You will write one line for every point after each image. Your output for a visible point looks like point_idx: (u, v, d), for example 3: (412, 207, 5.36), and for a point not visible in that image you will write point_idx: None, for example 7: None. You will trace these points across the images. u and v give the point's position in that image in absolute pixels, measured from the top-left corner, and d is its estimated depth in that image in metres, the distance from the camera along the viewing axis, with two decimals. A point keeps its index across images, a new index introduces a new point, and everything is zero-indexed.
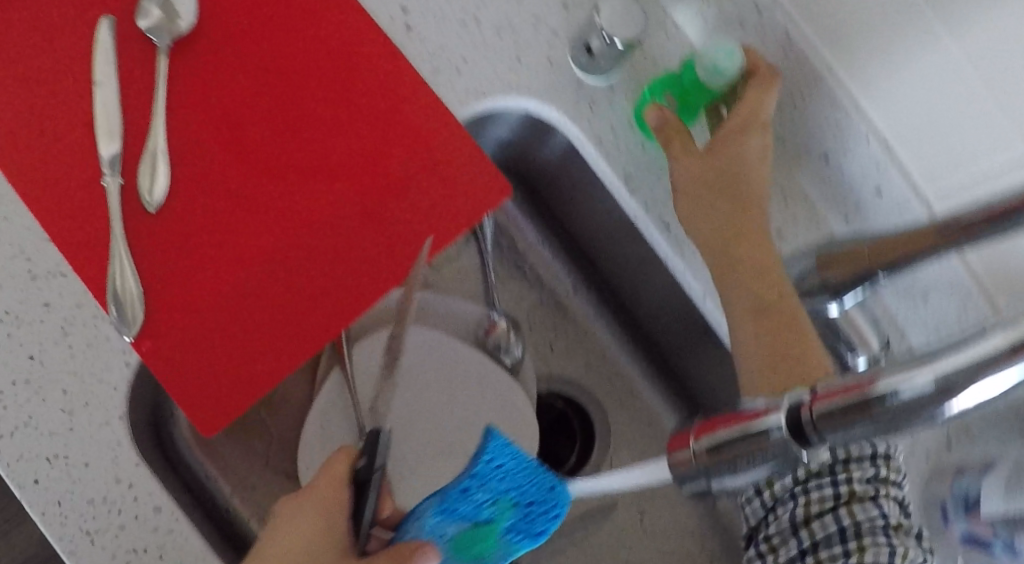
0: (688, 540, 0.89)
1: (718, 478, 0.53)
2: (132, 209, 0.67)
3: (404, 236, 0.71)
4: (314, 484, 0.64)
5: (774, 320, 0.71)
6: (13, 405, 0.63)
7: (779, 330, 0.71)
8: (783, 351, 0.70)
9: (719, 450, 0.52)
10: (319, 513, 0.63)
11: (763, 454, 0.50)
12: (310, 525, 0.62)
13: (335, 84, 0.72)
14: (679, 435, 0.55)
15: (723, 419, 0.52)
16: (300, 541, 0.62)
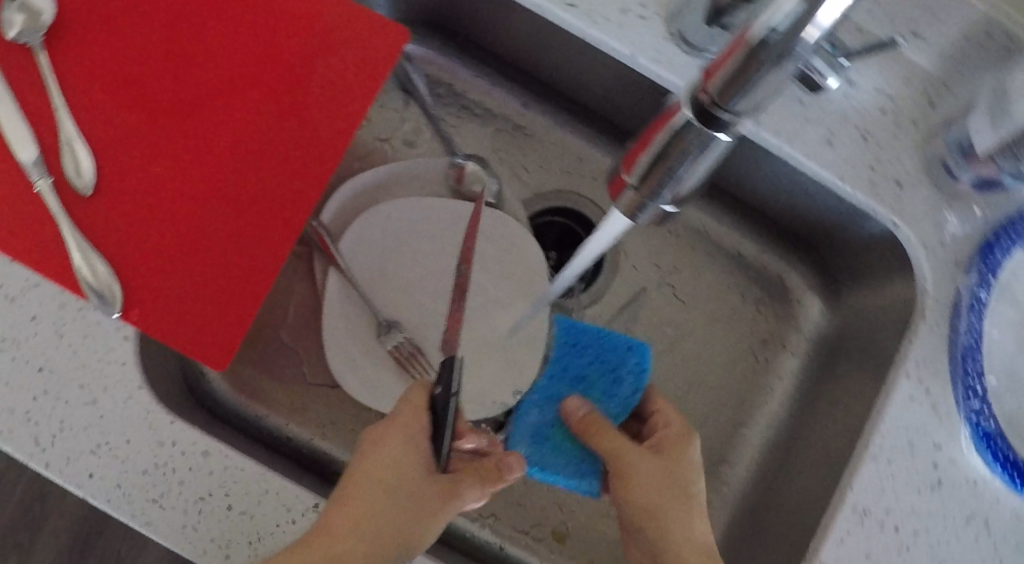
0: (727, 294, 0.93)
1: (664, 196, 0.56)
2: (71, 202, 0.68)
3: (328, 117, 0.74)
4: (399, 412, 0.69)
5: (656, 490, 0.76)
6: (41, 418, 0.65)
7: (642, 482, 0.77)
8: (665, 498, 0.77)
9: (650, 172, 0.55)
10: (404, 440, 0.67)
11: (686, 154, 0.53)
12: (393, 458, 0.66)
13: (205, 9, 0.73)
14: (617, 175, 0.57)
15: (642, 143, 0.55)
16: (393, 466, 0.66)
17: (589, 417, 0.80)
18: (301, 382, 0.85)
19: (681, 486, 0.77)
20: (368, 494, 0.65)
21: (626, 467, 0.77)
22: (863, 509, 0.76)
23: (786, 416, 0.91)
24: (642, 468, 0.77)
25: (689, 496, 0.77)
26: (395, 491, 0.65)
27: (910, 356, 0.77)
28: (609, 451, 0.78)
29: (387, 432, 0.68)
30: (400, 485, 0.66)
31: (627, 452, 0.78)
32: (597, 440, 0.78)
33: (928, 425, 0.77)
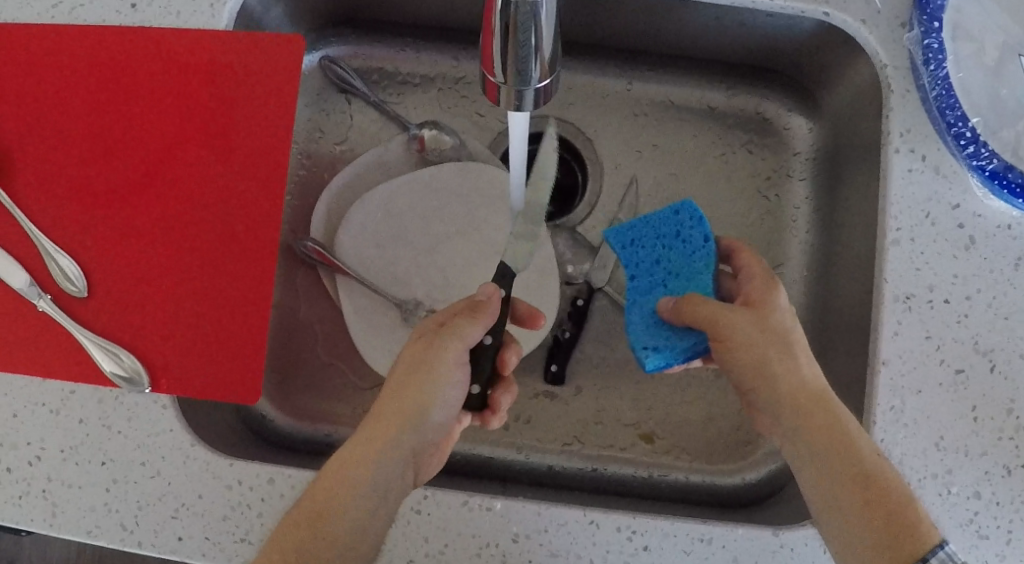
0: (711, 149, 0.92)
1: (532, 77, 0.58)
2: (75, 309, 0.73)
3: (264, 141, 0.76)
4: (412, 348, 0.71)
5: (759, 347, 0.69)
6: (121, 504, 0.70)
7: (753, 343, 0.69)
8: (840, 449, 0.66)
9: (506, 62, 0.57)
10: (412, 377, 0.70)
11: (522, 29, 0.55)
12: (410, 379, 0.70)
13: (120, 89, 0.76)
14: (486, 81, 0.60)
15: (486, 40, 0.57)
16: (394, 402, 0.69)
17: (690, 303, 0.71)
18: (351, 390, 0.87)
19: (779, 336, 0.70)
20: (388, 422, 0.69)
21: (737, 335, 0.70)
22: (905, 296, 0.75)
23: (815, 241, 0.89)
24: (750, 332, 0.70)
25: (788, 341, 0.70)
26: (410, 409, 0.69)
27: (892, 131, 0.77)
28: (714, 322, 0.70)
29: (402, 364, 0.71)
30: (416, 403, 0.69)
31: (735, 318, 0.70)
32: (699, 313, 0.70)
33: (939, 190, 0.76)
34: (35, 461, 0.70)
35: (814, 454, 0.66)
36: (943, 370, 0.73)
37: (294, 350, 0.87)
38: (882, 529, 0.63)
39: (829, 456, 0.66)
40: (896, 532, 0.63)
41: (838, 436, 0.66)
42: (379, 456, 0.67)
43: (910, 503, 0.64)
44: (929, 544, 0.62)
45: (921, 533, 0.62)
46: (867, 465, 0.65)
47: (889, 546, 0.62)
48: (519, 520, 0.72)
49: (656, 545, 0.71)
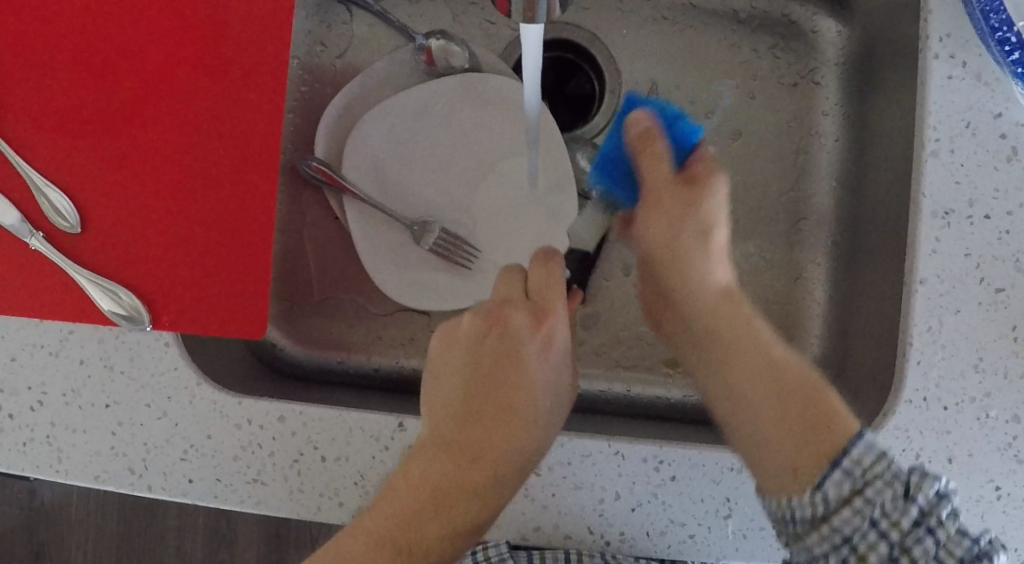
0: (738, 55, 0.86)
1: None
2: (68, 245, 0.69)
3: (259, 58, 0.71)
4: (483, 343, 0.71)
5: (678, 231, 0.72)
6: (128, 447, 0.68)
7: (676, 229, 0.72)
8: (729, 348, 0.70)
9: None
10: (483, 373, 0.70)
11: None
12: (550, 368, 0.71)
13: (104, 7, 0.70)
14: None
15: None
16: (464, 395, 0.70)
17: (649, 148, 0.71)
18: (365, 317, 0.83)
19: (700, 232, 0.72)
20: (470, 432, 0.68)
21: (670, 201, 0.72)
22: (944, 211, 0.71)
23: (844, 150, 0.84)
24: (681, 217, 0.72)
25: (707, 234, 0.72)
26: (553, 397, 0.70)
27: (931, 35, 0.72)
28: (658, 188, 0.72)
29: (544, 332, 0.71)
30: (561, 397, 0.71)
31: (683, 195, 0.71)
32: (647, 162, 0.71)
33: (980, 97, 0.71)
34: (38, 406, 0.68)
35: (730, 359, 0.70)
36: (982, 289, 0.70)
37: (301, 275, 0.83)
38: (800, 426, 0.65)
39: (743, 364, 0.69)
40: (817, 428, 0.64)
41: (751, 345, 0.70)
42: (490, 464, 0.67)
43: (821, 401, 0.65)
44: (848, 434, 0.62)
45: (842, 421, 0.63)
46: (776, 364, 0.68)
47: (810, 443, 0.63)
48: (542, 453, 0.69)
49: (683, 474, 0.69)
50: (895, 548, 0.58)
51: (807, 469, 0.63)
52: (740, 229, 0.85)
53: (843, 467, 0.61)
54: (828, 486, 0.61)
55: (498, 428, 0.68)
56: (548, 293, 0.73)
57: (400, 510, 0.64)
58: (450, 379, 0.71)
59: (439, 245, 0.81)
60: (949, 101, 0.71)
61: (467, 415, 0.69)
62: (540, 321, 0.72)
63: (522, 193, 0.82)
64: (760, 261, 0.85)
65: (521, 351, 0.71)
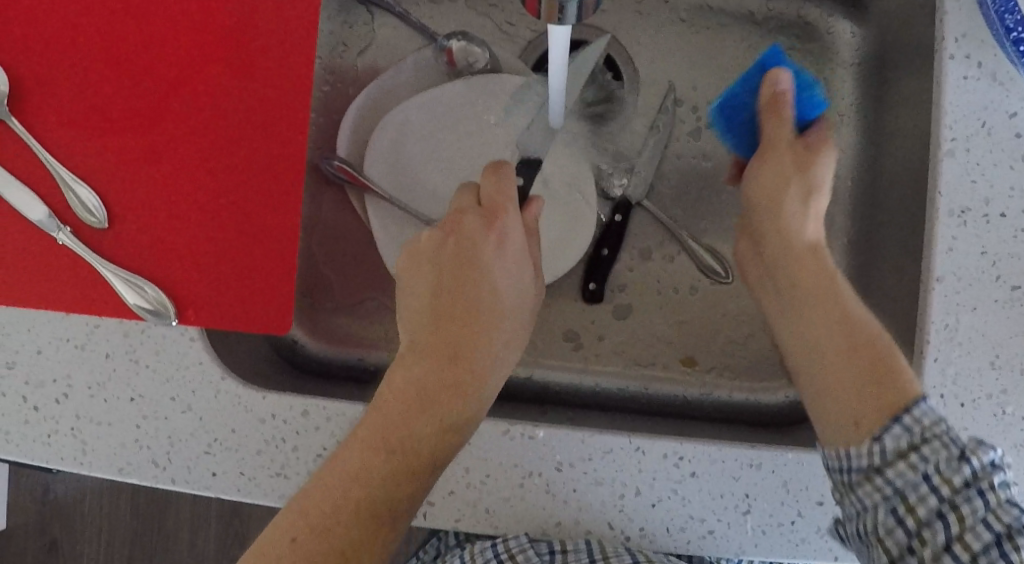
0: (754, 56, 0.87)
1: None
2: (95, 240, 0.69)
3: (284, 57, 0.72)
4: (442, 249, 0.69)
5: (788, 181, 0.74)
6: (153, 440, 0.69)
7: (785, 185, 0.74)
8: (812, 304, 0.70)
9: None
10: (446, 289, 0.68)
11: None
12: (508, 255, 0.69)
13: (132, 6, 0.71)
14: None
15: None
16: (426, 312, 0.68)
17: (778, 113, 0.74)
18: (385, 315, 0.84)
19: (807, 193, 0.74)
20: (437, 352, 0.66)
21: (788, 163, 0.74)
22: (961, 210, 0.71)
23: (859, 151, 0.85)
24: (789, 168, 0.74)
25: (809, 191, 0.74)
26: (489, 270, 0.68)
27: (947, 36, 0.73)
28: (772, 141, 0.75)
29: (495, 224, 0.70)
30: (517, 280, 0.70)
31: (807, 156, 0.74)
32: (772, 126, 0.74)
33: (995, 97, 0.72)
34: (63, 398, 0.69)
35: (803, 302, 0.71)
36: (999, 286, 0.71)
37: (321, 273, 0.84)
38: (867, 378, 0.65)
39: (819, 311, 0.69)
40: (880, 379, 0.64)
41: (842, 301, 0.69)
42: (451, 383, 0.65)
43: (894, 361, 0.65)
44: (913, 397, 0.63)
45: (906, 384, 0.63)
46: (852, 319, 0.68)
47: (876, 398, 0.64)
48: (563, 449, 0.70)
49: (703, 470, 0.69)
50: (944, 503, 0.59)
51: (870, 422, 0.64)
52: None
53: (903, 423, 0.62)
54: (886, 438, 0.62)
55: (467, 332, 0.67)
56: (493, 189, 0.71)
57: (359, 466, 0.61)
58: (418, 293, 0.69)
59: None
60: (965, 100, 0.72)
61: (439, 309, 0.67)
62: (492, 221, 0.70)
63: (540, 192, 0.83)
64: None
65: (511, 262, 0.69)
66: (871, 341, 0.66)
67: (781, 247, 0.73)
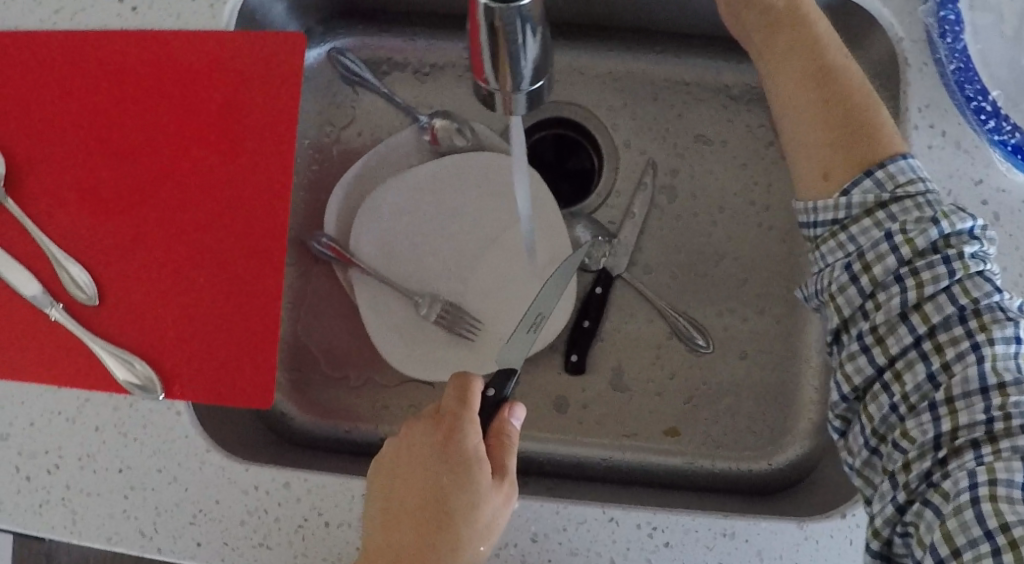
0: (731, 127, 0.90)
1: (523, 81, 0.61)
2: (86, 316, 0.73)
3: (267, 140, 0.75)
4: (404, 448, 0.69)
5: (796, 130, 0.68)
6: (139, 511, 0.70)
7: (825, 114, 0.66)
8: (835, 119, 0.66)
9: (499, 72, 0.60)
10: (406, 479, 0.67)
11: (510, 33, 0.57)
12: (467, 464, 0.66)
13: (126, 95, 0.75)
14: (481, 86, 0.63)
15: (476, 52, 0.59)
16: (392, 511, 0.66)
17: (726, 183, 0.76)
18: (372, 386, 0.86)
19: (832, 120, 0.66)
20: (400, 532, 0.65)
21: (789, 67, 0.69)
22: None
23: None
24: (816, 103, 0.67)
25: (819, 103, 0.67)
26: (452, 481, 0.66)
27: (910, 107, 0.75)
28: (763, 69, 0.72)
29: (444, 427, 0.68)
30: (477, 497, 0.65)
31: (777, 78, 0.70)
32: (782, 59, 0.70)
33: (961, 165, 0.74)
34: (54, 470, 0.71)
35: (800, 133, 0.67)
36: None
37: (310, 347, 0.87)
38: (849, 139, 0.65)
39: (817, 129, 0.66)
40: (857, 138, 0.65)
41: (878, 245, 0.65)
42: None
43: (877, 134, 0.65)
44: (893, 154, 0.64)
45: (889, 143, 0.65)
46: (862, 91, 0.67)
47: (857, 169, 0.65)
48: (537, 519, 0.71)
49: (677, 540, 0.70)
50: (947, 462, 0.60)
51: (841, 174, 0.65)
52: (736, 295, 0.87)
53: (876, 178, 0.63)
54: (855, 192, 0.64)
55: (421, 538, 0.65)
56: (453, 398, 0.69)
57: None
58: (385, 487, 0.68)
59: (442, 319, 0.84)
60: (930, 170, 0.74)
61: (393, 516, 0.66)
62: (441, 422, 0.69)
63: (521, 264, 0.85)
64: (756, 326, 0.87)
65: (469, 468, 0.66)
66: (852, 119, 0.66)
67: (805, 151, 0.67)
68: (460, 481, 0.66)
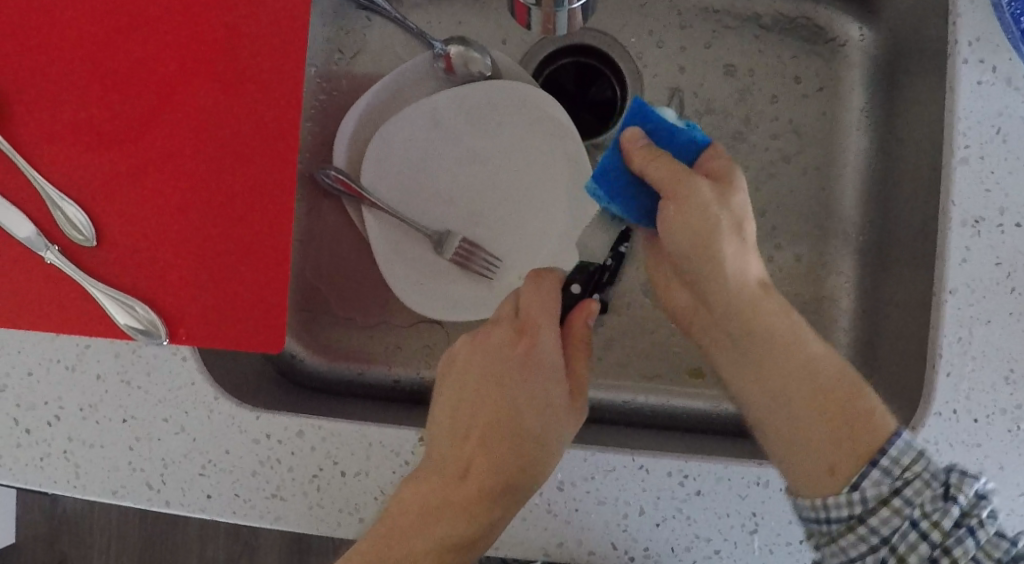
0: (762, 57, 0.85)
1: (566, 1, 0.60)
2: (84, 259, 0.68)
3: (273, 65, 0.70)
4: (482, 360, 0.69)
5: (715, 223, 0.67)
6: (145, 463, 0.67)
7: (702, 215, 0.66)
8: (761, 346, 0.67)
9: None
10: (481, 390, 0.68)
11: None
12: (547, 376, 0.68)
13: (119, 18, 0.69)
14: (518, 8, 0.63)
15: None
16: (467, 416, 0.68)
17: (656, 158, 0.67)
18: (385, 327, 0.83)
19: (734, 220, 0.67)
20: (471, 443, 0.67)
21: (693, 200, 0.66)
22: (974, 219, 0.69)
23: (870, 154, 0.83)
24: (706, 203, 0.66)
25: (740, 229, 0.67)
26: (529, 386, 0.68)
27: (960, 39, 0.70)
28: (675, 183, 0.66)
29: (527, 342, 0.69)
30: (550, 394, 0.68)
31: (695, 185, 0.66)
32: (655, 169, 0.67)
33: (1011, 103, 0.70)
34: (55, 420, 0.67)
35: (773, 361, 0.67)
36: (1014, 299, 0.68)
37: (321, 287, 0.83)
38: (843, 431, 0.63)
39: (783, 377, 0.66)
40: (825, 403, 0.64)
41: (789, 340, 0.67)
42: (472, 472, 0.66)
43: (858, 399, 0.64)
44: (886, 434, 0.62)
45: (878, 423, 0.63)
46: (825, 369, 0.65)
47: (780, 384, 0.66)
48: (565, 468, 0.68)
49: (709, 489, 0.68)
50: (936, 550, 0.59)
51: (846, 469, 0.62)
52: (762, 236, 0.84)
53: (881, 467, 0.61)
54: (866, 484, 0.61)
55: (490, 452, 0.66)
56: (536, 310, 0.70)
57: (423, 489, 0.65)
58: (465, 401, 0.68)
59: (459, 256, 0.81)
60: (981, 108, 0.70)
61: (462, 434, 0.67)
62: (521, 337, 0.70)
63: (541, 201, 0.81)
64: (783, 268, 0.84)
65: (551, 369, 0.69)
66: (799, 372, 0.66)
67: (717, 277, 0.68)
68: (542, 377, 0.68)
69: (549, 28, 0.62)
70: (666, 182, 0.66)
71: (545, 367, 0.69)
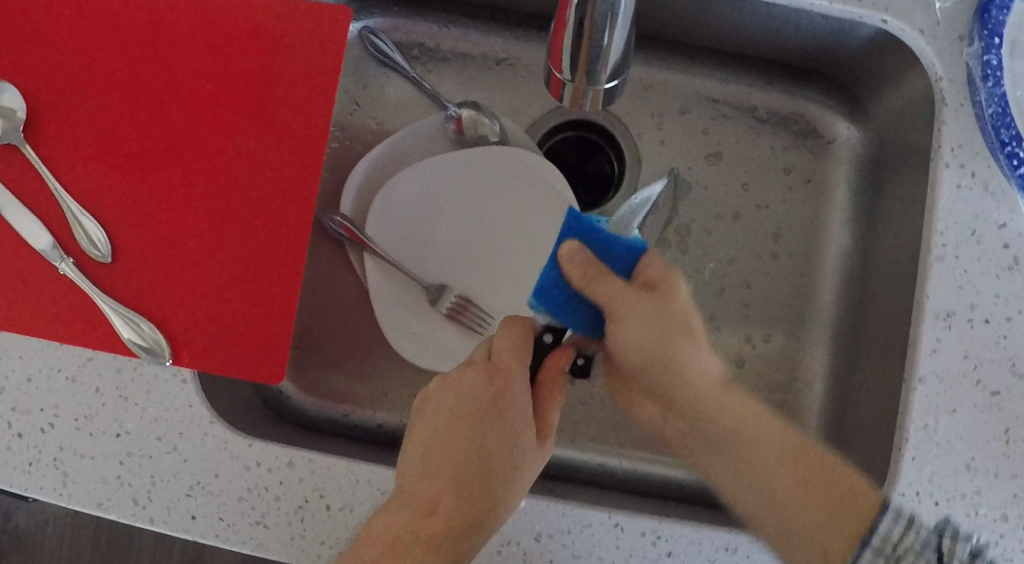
0: (756, 147, 0.90)
1: (599, 78, 0.61)
2: (97, 275, 0.70)
3: (300, 110, 0.73)
4: (452, 393, 0.71)
5: (661, 329, 0.71)
6: (134, 479, 0.68)
7: (648, 322, 0.70)
8: (733, 449, 0.69)
9: (576, 61, 0.60)
10: (446, 430, 0.70)
11: (597, 33, 0.58)
12: (517, 417, 0.71)
13: (157, 50, 0.73)
14: (551, 79, 0.64)
15: (558, 36, 0.59)
16: (430, 459, 0.69)
17: (596, 275, 0.69)
18: (374, 371, 0.85)
19: (680, 326, 0.71)
20: (442, 478, 0.68)
21: (634, 312, 0.70)
22: (946, 313, 0.73)
23: (850, 247, 0.88)
24: (649, 314, 0.70)
25: (688, 326, 0.71)
26: (497, 421, 0.70)
27: (944, 145, 0.75)
28: (613, 302, 0.70)
29: (498, 385, 0.71)
30: (520, 431, 0.70)
31: (637, 301, 0.70)
32: (591, 291, 0.69)
33: (987, 208, 0.74)
34: (49, 428, 0.69)
35: (740, 457, 0.68)
36: (978, 391, 0.72)
37: (315, 327, 0.85)
38: (816, 485, 0.66)
39: (750, 468, 0.68)
40: (812, 478, 0.67)
41: (750, 435, 0.69)
42: (439, 508, 0.67)
43: (841, 475, 0.67)
44: (875, 506, 0.65)
45: (862, 501, 0.65)
46: (786, 444, 0.69)
47: (749, 492, 0.68)
48: (543, 520, 0.70)
49: (680, 551, 0.70)
50: None
51: (836, 555, 0.64)
52: (741, 315, 0.88)
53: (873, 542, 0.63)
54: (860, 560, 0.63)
55: (460, 494, 0.67)
56: (507, 355, 0.71)
57: (398, 518, 0.66)
58: (432, 444, 0.70)
59: (452, 308, 0.84)
60: (960, 210, 0.74)
61: (433, 470, 0.68)
62: (494, 378, 0.71)
63: (537, 262, 0.84)
64: (760, 347, 0.88)
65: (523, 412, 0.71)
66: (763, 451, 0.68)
67: (681, 386, 0.71)
68: (510, 418, 0.70)
69: (584, 101, 0.62)
70: (604, 303, 0.70)
71: (513, 412, 0.71)
